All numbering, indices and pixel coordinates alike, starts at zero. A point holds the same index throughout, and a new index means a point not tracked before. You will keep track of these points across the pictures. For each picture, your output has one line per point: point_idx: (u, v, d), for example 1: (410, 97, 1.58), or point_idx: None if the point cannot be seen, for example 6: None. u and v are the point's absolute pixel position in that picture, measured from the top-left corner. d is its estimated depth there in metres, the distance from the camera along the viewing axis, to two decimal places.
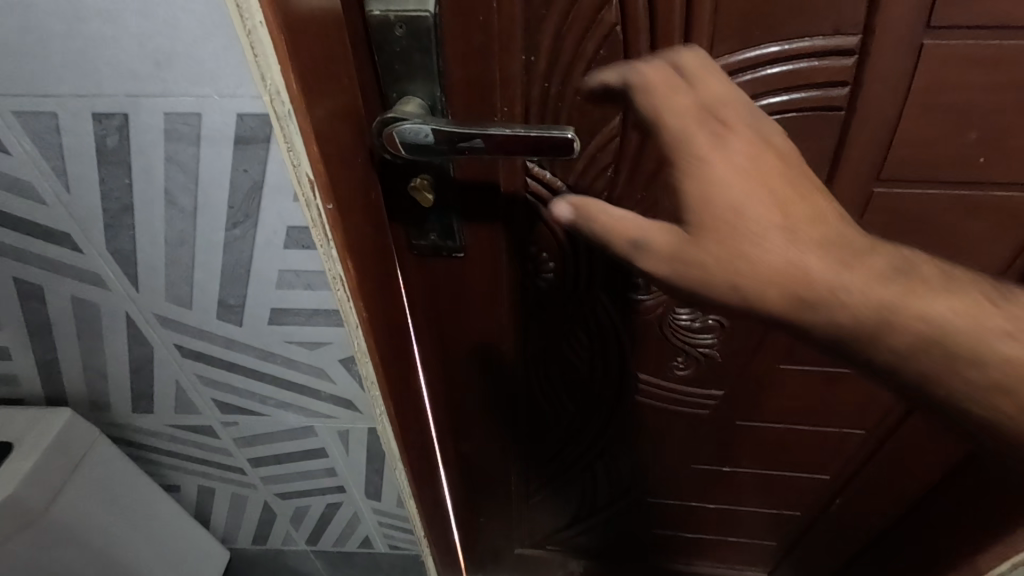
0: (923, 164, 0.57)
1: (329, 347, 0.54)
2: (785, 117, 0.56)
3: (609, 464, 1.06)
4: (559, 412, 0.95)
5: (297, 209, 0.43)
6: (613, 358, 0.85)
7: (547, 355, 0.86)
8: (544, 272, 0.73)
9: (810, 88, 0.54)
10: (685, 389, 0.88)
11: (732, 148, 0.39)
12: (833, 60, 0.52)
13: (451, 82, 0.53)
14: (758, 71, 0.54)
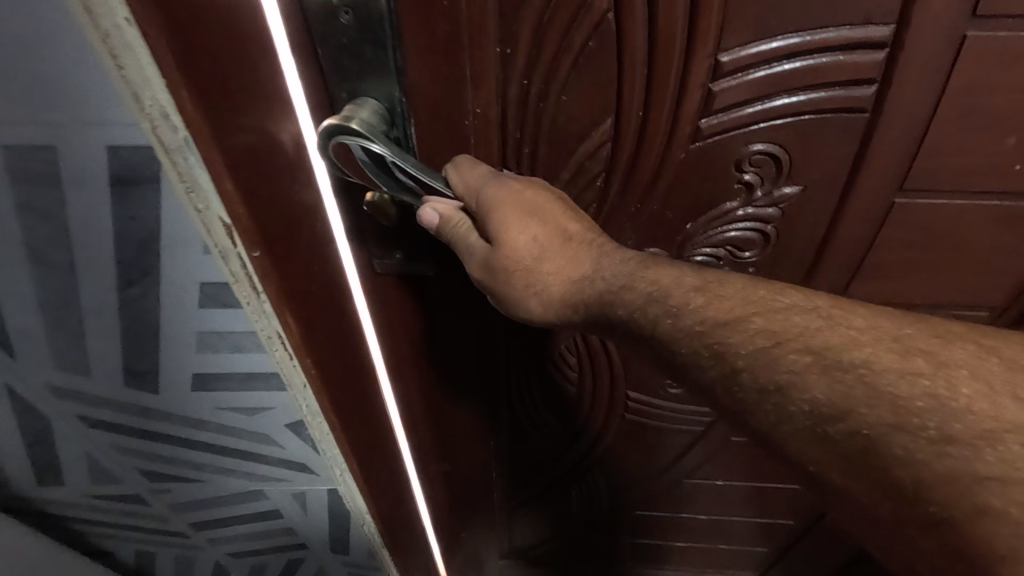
0: (951, 172, 0.51)
1: (270, 410, 0.53)
2: (798, 120, 0.49)
3: (593, 479, 1.00)
4: (544, 431, 0.89)
5: (213, 262, 0.41)
6: (602, 377, 0.79)
7: (535, 373, 0.78)
8: None
9: (832, 86, 0.47)
10: (679, 407, 0.82)
11: (516, 187, 0.46)
12: (860, 55, 0.45)
13: (412, 83, 0.43)
14: (773, 67, 0.46)
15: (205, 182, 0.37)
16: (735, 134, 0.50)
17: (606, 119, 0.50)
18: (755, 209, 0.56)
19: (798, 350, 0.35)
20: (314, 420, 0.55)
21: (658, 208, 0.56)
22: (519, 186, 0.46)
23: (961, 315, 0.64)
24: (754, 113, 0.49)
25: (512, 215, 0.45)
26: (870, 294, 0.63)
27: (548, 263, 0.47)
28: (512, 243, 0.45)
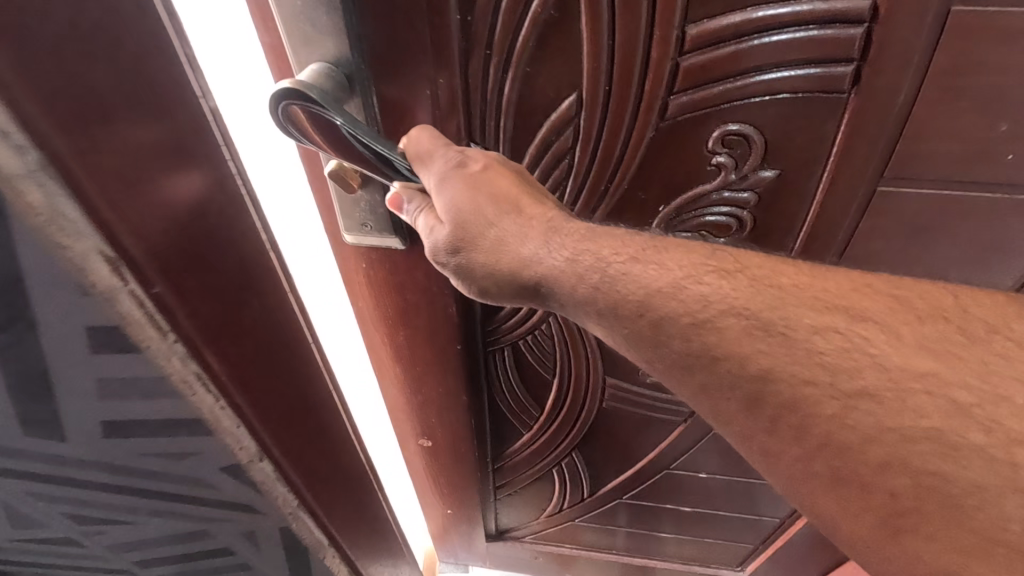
0: (936, 160, 0.48)
1: (199, 456, 0.49)
2: (773, 99, 0.47)
3: (580, 466, 1.00)
4: (525, 415, 0.89)
5: (92, 304, 0.36)
6: (577, 363, 0.79)
7: (513, 355, 0.79)
8: None
9: (808, 63, 0.45)
10: (656, 396, 0.81)
11: (473, 170, 0.45)
12: (837, 30, 0.42)
13: (372, 48, 0.44)
14: (744, 41, 0.44)
15: (74, 205, 0.33)
16: (707, 112, 0.49)
17: (570, 94, 0.49)
18: (730, 194, 0.54)
19: (734, 314, 0.38)
20: (229, 430, 0.48)
21: (630, 189, 0.55)
22: (476, 168, 0.45)
23: None
24: (726, 90, 0.47)
25: (466, 199, 0.45)
26: None
27: (511, 245, 0.45)
28: (471, 224, 0.46)
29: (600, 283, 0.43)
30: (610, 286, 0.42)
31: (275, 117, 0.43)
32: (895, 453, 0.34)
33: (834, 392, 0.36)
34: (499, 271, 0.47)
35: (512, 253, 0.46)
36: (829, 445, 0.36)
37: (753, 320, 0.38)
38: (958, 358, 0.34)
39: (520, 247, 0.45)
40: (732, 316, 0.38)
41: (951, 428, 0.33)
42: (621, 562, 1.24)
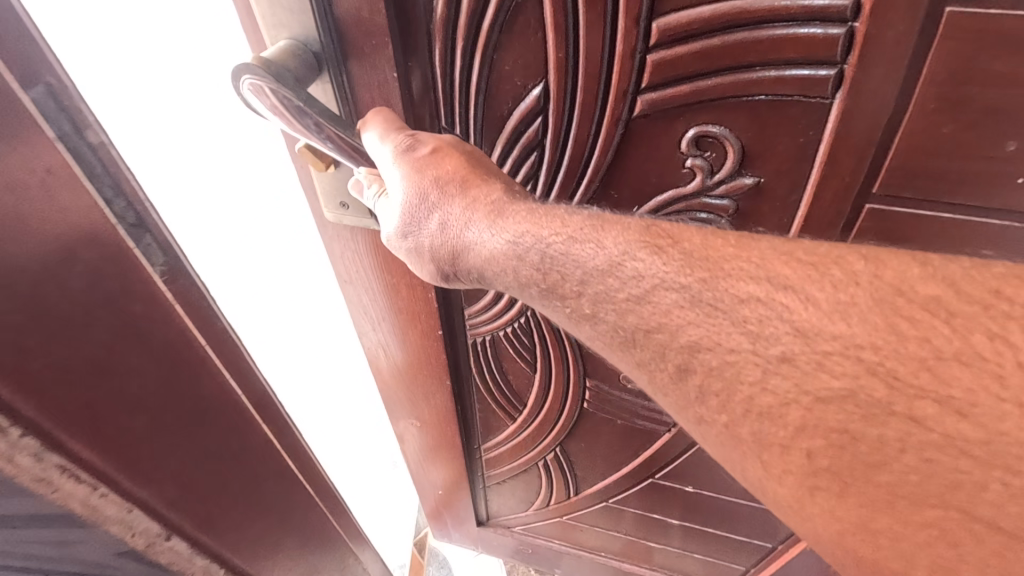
0: (932, 179, 0.43)
1: (86, 547, 0.47)
2: (751, 100, 0.44)
3: (572, 461, 0.99)
4: (513, 405, 0.88)
5: None
6: (557, 360, 0.78)
7: (496, 343, 0.78)
8: None
9: (787, 63, 0.41)
10: (637, 402, 0.79)
11: (422, 151, 0.43)
12: (818, 28, 0.39)
13: (340, 26, 0.44)
14: (716, 36, 0.41)
15: None
16: (679, 110, 0.46)
17: (534, 84, 0.47)
18: (709, 200, 0.51)
19: (667, 288, 0.33)
20: (116, 518, 0.47)
21: (602, 187, 0.53)
22: (425, 152, 0.43)
23: None
24: (699, 88, 0.44)
25: (414, 183, 0.43)
26: None
27: (448, 227, 0.43)
28: (421, 204, 0.43)
29: (542, 262, 0.38)
30: (552, 268, 0.38)
31: (235, 87, 0.45)
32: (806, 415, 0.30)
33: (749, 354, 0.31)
34: (449, 257, 0.44)
35: (447, 233, 0.43)
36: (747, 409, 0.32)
37: (667, 291, 0.33)
38: (879, 322, 0.28)
39: (463, 231, 0.42)
40: (662, 293, 0.33)
41: (867, 388, 0.28)
42: (610, 567, 1.21)
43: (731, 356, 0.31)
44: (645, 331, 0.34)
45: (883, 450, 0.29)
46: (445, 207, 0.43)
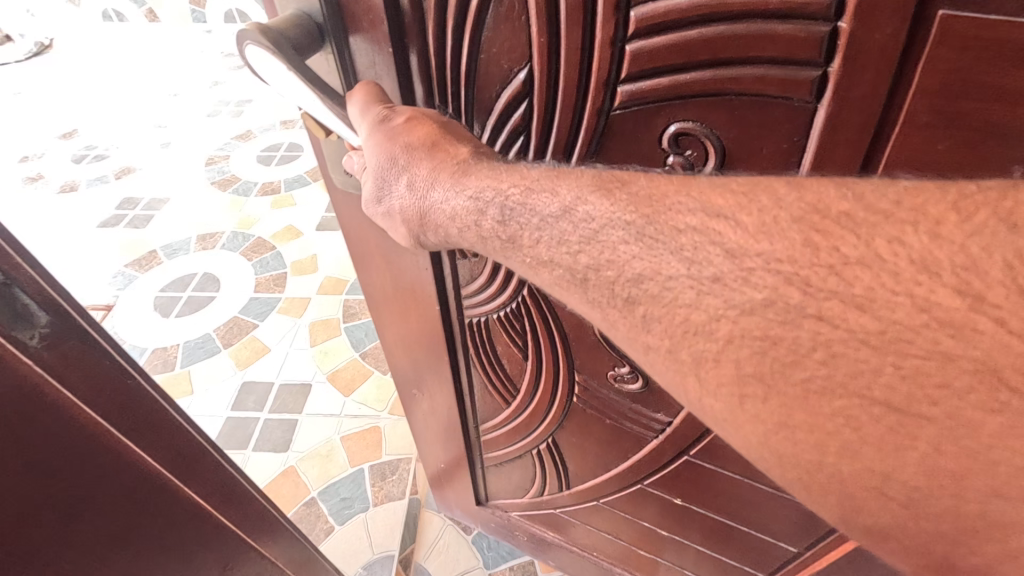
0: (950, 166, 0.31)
1: None
2: (728, 99, 0.35)
3: (563, 494, 0.78)
4: (506, 411, 0.70)
5: None
6: (550, 357, 0.60)
7: (486, 328, 0.62)
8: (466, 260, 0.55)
9: (765, 62, 0.33)
10: (642, 416, 0.58)
11: (398, 122, 0.39)
12: (798, 23, 0.30)
13: None
14: (682, 29, 0.33)
15: None
16: (652, 107, 0.37)
17: (519, 68, 0.40)
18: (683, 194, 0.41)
19: (612, 227, 0.27)
20: None
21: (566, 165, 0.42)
22: (399, 122, 0.39)
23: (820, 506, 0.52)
24: (666, 85, 0.36)
25: (384, 153, 0.39)
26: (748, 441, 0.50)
27: (416, 194, 0.38)
28: (390, 174, 0.39)
29: (500, 216, 0.32)
30: (508, 219, 0.32)
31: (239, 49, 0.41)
32: (719, 334, 0.24)
33: (670, 270, 0.26)
34: (419, 227, 0.40)
35: (413, 198, 0.38)
36: (658, 329, 0.26)
37: (587, 218, 0.29)
38: (804, 236, 0.23)
39: (423, 199, 0.38)
40: (587, 222, 0.29)
41: (786, 298, 0.23)
42: None
43: (652, 276, 0.26)
44: (570, 256, 0.29)
45: (814, 370, 0.22)
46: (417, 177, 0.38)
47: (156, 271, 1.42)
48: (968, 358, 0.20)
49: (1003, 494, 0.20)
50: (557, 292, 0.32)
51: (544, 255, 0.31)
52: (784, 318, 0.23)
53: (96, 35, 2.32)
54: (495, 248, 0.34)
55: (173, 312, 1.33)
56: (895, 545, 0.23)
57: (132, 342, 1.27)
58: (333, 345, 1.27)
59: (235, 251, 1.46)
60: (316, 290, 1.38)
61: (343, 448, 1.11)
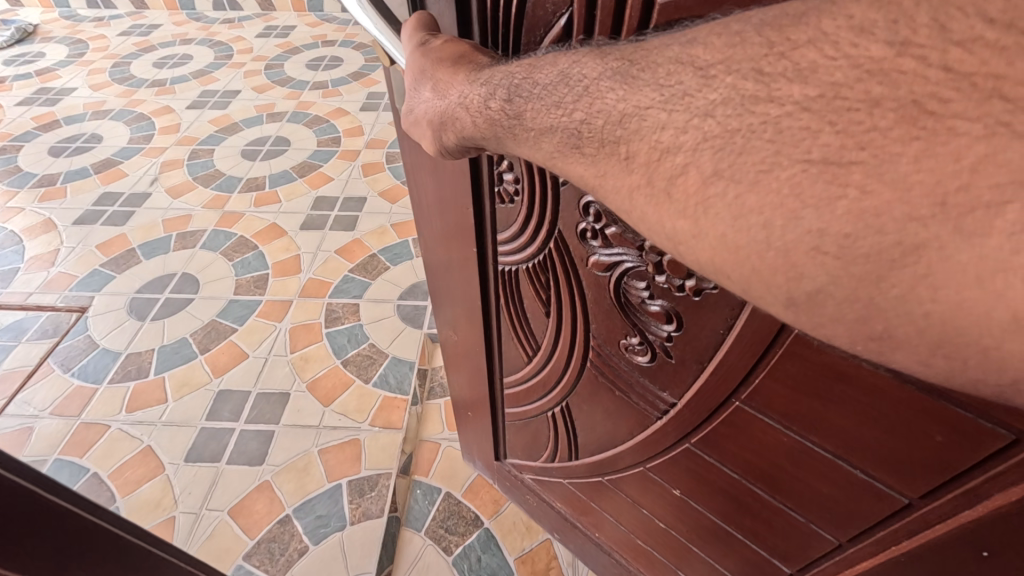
0: None
1: None
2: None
3: (573, 463, 0.69)
4: (529, 366, 0.65)
5: None
6: (570, 309, 0.53)
7: (517, 281, 0.57)
8: (505, 189, 0.49)
9: None
10: (659, 390, 0.50)
11: (434, 45, 0.36)
12: None
13: None
14: None
15: None
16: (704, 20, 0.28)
17: (563, 13, 0.33)
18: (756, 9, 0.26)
19: (591, 73, 0.24)
20: None
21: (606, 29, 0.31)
22: (435, 45, 0.36)
23: (869, 491, 0.39)
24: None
25: (415, 70, 0.36)
26: (770, 402, 0.41)
27: (437, 98, 0.33)
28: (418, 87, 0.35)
29: (508, 95, 0.27)
30: (512, 96, 0.27)
31: None
32: (681, 145, 0.20)
33: (643, 98, 0.21)
34: (440, 142, 0.36)
35: (433, 101, 0.34)
36: (635, 162, 0.22)
37: (575, 73, 0.24)
38: (763, 37, 0.19)
39: (441, 102, 0.33)
40: (577, 78, 0.24)
41: (737, 93, 0.19)
42: None
43: (633, 110, 0.21)
44: (565, 117, 0.24)
45: (763, 150, 0.18)
46: (441, 86, 0.34)
47: (132, 272, 1.23)
48: (895, 96, 0.16)
49: (919, 215, 0.16)
50: (557, 167, 0.26)
51: (541, 122, 0.25)
52: (739, 107, 0.19)
53: (78, 32, 2.27)
54: (497, 131, 0.28)
55: (147, 315, 1.13)
56: (832, 321, 0.18)
57: (102, 347, 1.08)
58: (313, 351, 1.06)
59: (215, 251, 1.27)
60: (298, 292, 1.17)
61: (321, 462, 0.90)
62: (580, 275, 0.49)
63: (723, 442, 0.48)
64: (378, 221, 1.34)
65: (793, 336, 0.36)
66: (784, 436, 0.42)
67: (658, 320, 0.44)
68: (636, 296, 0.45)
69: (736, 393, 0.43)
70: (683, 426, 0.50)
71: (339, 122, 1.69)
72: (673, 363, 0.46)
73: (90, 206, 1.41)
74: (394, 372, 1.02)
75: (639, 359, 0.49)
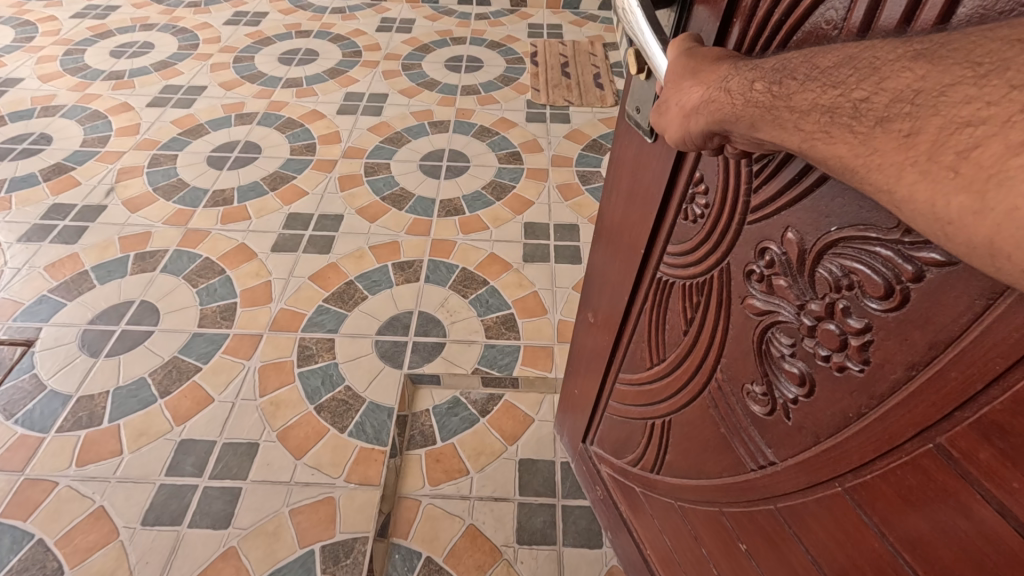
0: None
1: None
2: None
3: (654, 475, 0.69)
4: (646, 373, 0.65)
5: None
6: (710, 336, 0.52)
7: (669, 293, 0.56)
8: (696, 207, 0.48)
9: None
10: (762, 445, 0.48)
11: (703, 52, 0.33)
12: None
13: None
14: None
15: None
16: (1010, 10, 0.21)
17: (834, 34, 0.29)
18: None
19: (884, 48, 0.22)
20: None
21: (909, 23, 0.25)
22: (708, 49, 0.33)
23: None
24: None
25: (676, 70, 0.34)
26: (874, 504, 0.37)
27: (695, 94, 0.32)
28: (675, 85, 0.34)
29: (774, 80, 0.26)
30: (782, 79, 0.26)
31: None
32: (985, 118, 0.18)
33: (946, 75, 0.19)
34: (691, 140, 0.34)
35: (691, 91, 0.32)
36: (918, 139, 0.19)
37: (864, 55, 0.22)
38: None
39: (704, 93, 0.31)
40: (865, 59, 0.22)
41: None
42: None
43: (930, 88, 0.19)
44: (838, 96, 0.22)
45: None
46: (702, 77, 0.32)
47: (84, 300, 1.13)
48: None
49: None
50: (812, 150, 0.24)
51: (806, 103, 0.24)
52: None
53: (25, 12, 2.08)
54: (753, 115, 0.27)
55: (101, 351, 1.04)
56: None
57: (50, 389, 0.99)
58: (284, 395, 0.99)
59: (177, 276, 1.18)
60: (268, 326, 1.09)
61: (292, 524, 0.84)
62: (732, 308, 0.48)
63: (812, 526, 0.44)
64: (356, 243, 1.27)
65: (922, 449, 0.33)
66: (879, 549, 0.38)
67: (793, 378, 0.42)
68: (782, 350, 0.43)
69: (841, 478, 0.40)
70: (776, 489, 0.47)
71: (313, 127, 1.59)
72: (790, 424, 0.44)
73: (37, 220, 1.29)
74: (372, 420, 0.96)
75: (756, 407, 0.48)
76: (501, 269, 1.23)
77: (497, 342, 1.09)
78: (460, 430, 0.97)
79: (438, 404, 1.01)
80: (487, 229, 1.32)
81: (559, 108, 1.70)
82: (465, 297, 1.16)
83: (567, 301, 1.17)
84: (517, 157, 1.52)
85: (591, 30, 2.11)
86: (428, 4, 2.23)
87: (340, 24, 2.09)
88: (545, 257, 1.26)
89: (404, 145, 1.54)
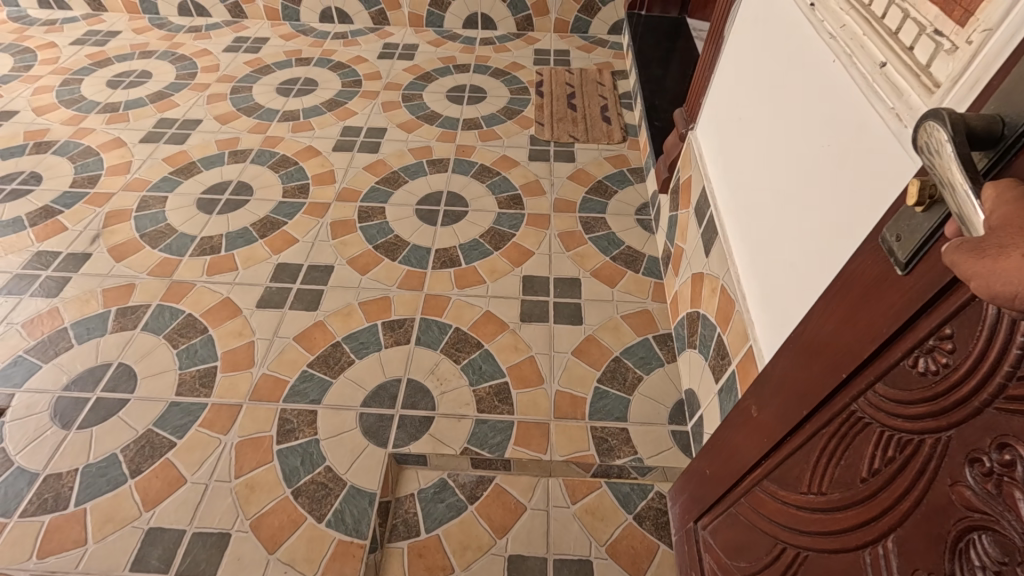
0: None
1: None
2: None
3: None
4: (797, 496, 0.52)
5: None
6: (886, 494, 0.40)
7: (854, 431, 0.44)
8: (932, 362, 0.35)
9: None
10: None
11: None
12: None
13: None
14: None
15: None
16: None
17: None
18: None
19: None
20: None
21: None
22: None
23: None
24: None
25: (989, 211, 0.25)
26: None
27: None
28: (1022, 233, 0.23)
29: None
30: None
31: (925, 120, 0.31)
32: None
33: None
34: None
35: None
36: None
37: None
38: None
39: None
40: None
41: None
42: None
43: None
44: None
45: None
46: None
47: (59, 362, 1.08)
48: None
49: None
50: None
51: None
52: None
53: (25, 38, 2.05)
54: None
55: (73, 423, 0.99)
56: None
57: (17, 466, 0.94)
58: (260, 476, 0.93)
59: (158, 335, 1.13)
60: (248, 395, 1.04)
61: None
62: (925, 475, 0.36)
63: None
64: (345, 298, 1.21)
65: None
66: None
67: None
68: (980, 561, 0.31)
69: None
70: None
71: (307, 165, 1.54)
72: None
73: (19, 270, 1.25)
74: (352, 508, 0.90)
75: None
76: (497, 330, 1.16)
77: (488, 415, 1.02)
78: (446, 520, 0.90)
79: (424, 487, 0.94)
80: (483, 283, 1.25)
81: (564, 144, 1.63)
82: (457, 363, 1.10)
83: (565, 368, 1.10)
84: (518, 201, 1.45)
85: (599, 56, 2.03)
86: (432, 28, 2.17)
87: (341, 50, 2.04)
88: (544, 316, 1.18)
89: (401, 186, 1.48)
